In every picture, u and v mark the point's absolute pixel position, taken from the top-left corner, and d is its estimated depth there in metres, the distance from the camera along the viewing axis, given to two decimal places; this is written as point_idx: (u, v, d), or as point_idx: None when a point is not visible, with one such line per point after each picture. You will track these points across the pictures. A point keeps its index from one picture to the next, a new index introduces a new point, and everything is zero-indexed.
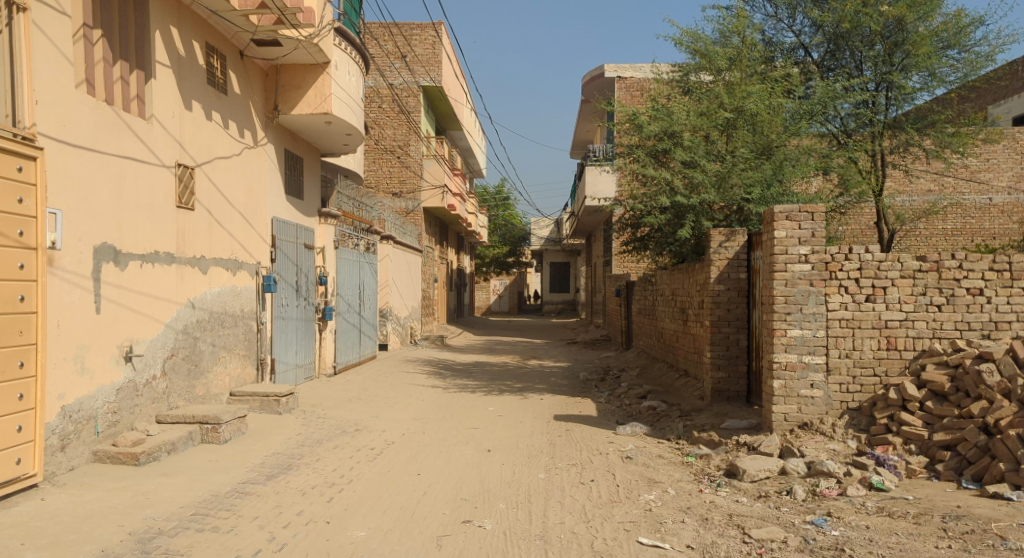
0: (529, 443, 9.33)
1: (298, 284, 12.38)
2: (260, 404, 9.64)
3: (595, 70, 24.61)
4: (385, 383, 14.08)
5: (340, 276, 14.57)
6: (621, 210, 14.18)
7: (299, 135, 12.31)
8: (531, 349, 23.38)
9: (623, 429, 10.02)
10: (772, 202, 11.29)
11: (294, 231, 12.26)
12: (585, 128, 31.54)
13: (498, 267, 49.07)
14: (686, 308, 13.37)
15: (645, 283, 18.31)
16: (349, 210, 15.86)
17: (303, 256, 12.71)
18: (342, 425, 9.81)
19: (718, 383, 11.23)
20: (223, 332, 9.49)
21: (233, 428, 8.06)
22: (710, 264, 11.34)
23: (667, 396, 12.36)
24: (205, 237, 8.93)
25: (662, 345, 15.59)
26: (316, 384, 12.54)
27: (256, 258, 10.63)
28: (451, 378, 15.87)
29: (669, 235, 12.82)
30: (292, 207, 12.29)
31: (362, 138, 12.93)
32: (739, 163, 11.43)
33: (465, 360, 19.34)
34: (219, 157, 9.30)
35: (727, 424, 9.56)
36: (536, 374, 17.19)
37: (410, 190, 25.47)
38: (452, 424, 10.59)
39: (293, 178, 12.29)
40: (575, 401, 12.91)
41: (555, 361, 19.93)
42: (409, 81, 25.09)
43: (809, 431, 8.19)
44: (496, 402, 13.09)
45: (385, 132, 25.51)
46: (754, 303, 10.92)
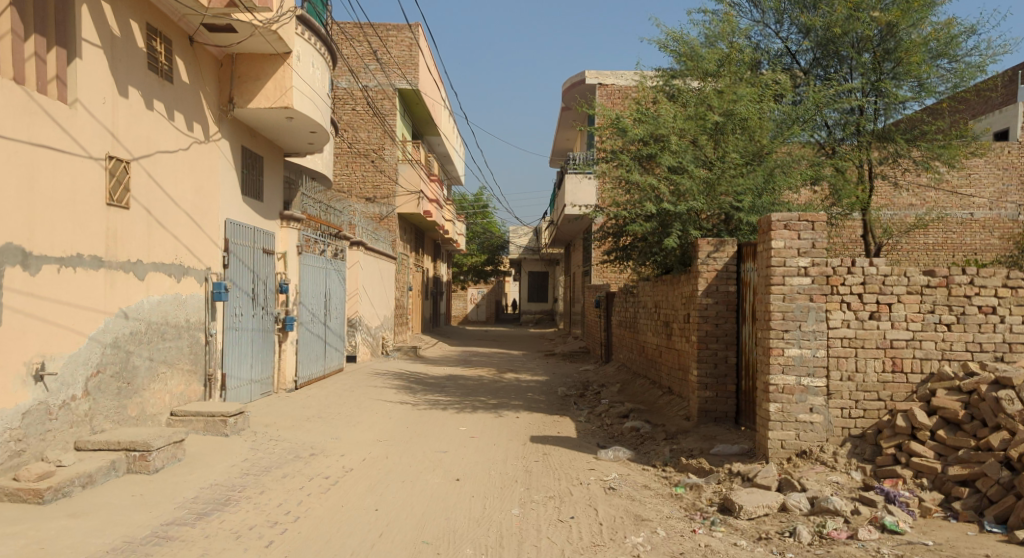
0: (501, 472, 8.49)
1: (254, 292, 11.46)
2: (205, 425, 8.74)
3: (577, 76, 23.91)
4: (350, 398, 13.18)
5: (303, 283, 13.66)
6: (602, 218, 13.41)
7: (258, 131, 11.42)
8: (508, 362, 22.56)
9: (605, 453, 9.20)
10: (764, 211, 10.58)
11: (251, 234, 11.36)
12: (564, 136, 30.86)
13: (476, 275, 49.15)
14: (671, 322, 12.62)
15: (625, 295, 17.57)
16: (314, 214, 14.84)
17: (261, 260, 11.80)
18: (296, 449, 8.92)
19: (705, 403, 10.47)
20: (162, 345, 8.59)
21: (166, 454, 7.20)
22: (697, 276, 10.61)
23: (650, 416, 11.58)
24: (143, 239, 8.05)
25: (644, 360, 14.86)
26: (273, 400, 11.61)
27: (205, 263, 9.72)
28: (422, 393, 15.00)
29: (653, 246, 12.07)
30: (249, 209, 11.37)
31: (327, 136, 12.07)
32: (729, 169, 10.61)
33: (439, 373, 18.46)
34: (162, 151, 8.42)
35: (717, 450, 8.77)
36: (512, 388, 16.35)
37: (384, 195, 24.57)
38: (419, 446, 9.73)
39: (251, 177, 11.40)
40: (553, 421, 12.07)
41: (532, 375, 19.12)
42: (384, 83, 24.26)
43: (809, 460, 7.41)
44: (467, 420, 12.23)
45: (358, 135, 24.63)
46: (744, 318, 10.19)
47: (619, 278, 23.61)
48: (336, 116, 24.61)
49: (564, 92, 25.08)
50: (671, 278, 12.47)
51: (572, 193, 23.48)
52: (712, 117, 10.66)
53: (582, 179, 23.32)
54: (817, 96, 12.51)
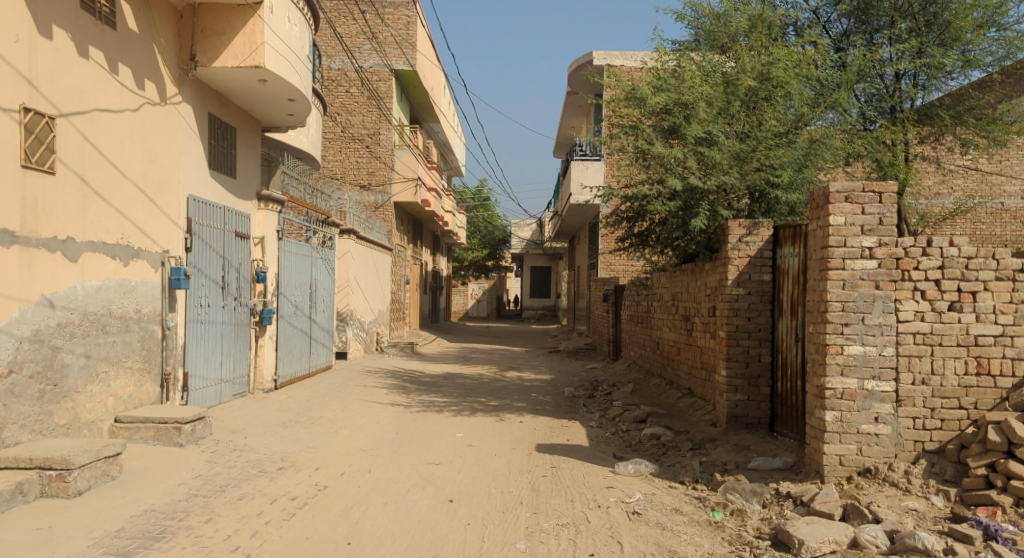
0: (503, 491, 7.17)
1: (225, 281, 10.16)
2: (155, 433, 7.45)
3: (583, 57, 22.57)
4: (335, 399, 11.89)
5: (283, 271, 12.32)
6: (616, 201, 12.09)
7: (229, 98, 10.10)
8: (510, 359, 21.30)
9: (624, 467, 7.91)
10: (803, 188, 9.24)
11: (221, 215, 10.06)
12: (570, 123, 29.60)
13: (478, 270, 48.49)
14: (695, 317, 11.33)
15: (637, 288, 16.26)
16: (299, 197, 13.43)
17: (233, 245, 10.51)
18: (263, 462, 7.62)
19: (736, 408, 9.16)
20: (103, 340, 7.30)
21: (94, 472, 5.93)
22: (726, 263, 9.30)
23: (671, 421, 10.28)
24: (76, 211, 6.77)
25: (659, 359, 13.60)
26: (245, 403, 10.31)
27: (162, 245, 8.43)
28: (416, 393, 13.71)
29: (674, 230, 10.75)
30: (218, 186, 10.04)
31: (308, 106, 10.74)
32: (766, 140, 9.26)
33: (435, 371, 17.18)
34: (100, 108, 7.14)
35: (754, 465, 7.47)
36: (515, 388, 15.04)
37: (380, 182, 23.17)
38: (408, 457, 8.42)
39: (221, 150, 10.09)
40: (561, 426, 10.77)
41: (536, 373, 17.81)
42: (381, 63, 22.90)
43: (875, 480, 6.10)
44: (465, 425, 10.94)
45: (353, 119, 23.30)
46: (783, 311, 8.88)
47: (628, 270, 22.28)
48: (329, 98, 23.25)
49: (570, 75, 23.76)
50: (695, 265, 11.16)
51: (577, 180, 22.20)
52: (745, 81, 9.30)
53: (587, 164, 22.14)
54: (860, 62, 11.18)
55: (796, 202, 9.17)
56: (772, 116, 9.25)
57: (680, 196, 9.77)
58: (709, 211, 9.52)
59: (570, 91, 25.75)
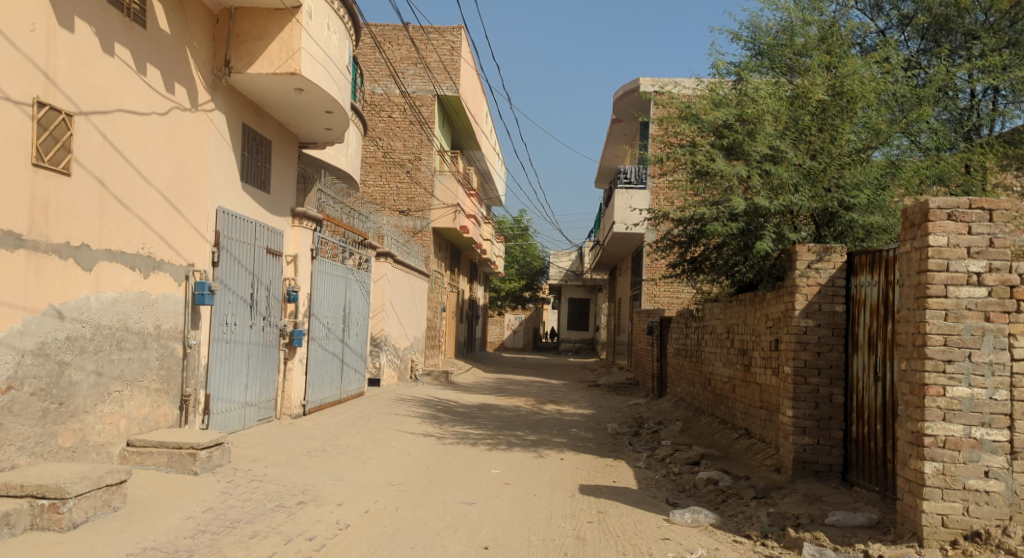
0: (545, 539, 6.40)
1: (254, 299, 9.60)
2: (168, 460, 6.85)
3: (630, 84, 21.97)
4: (366, 428, 11.24)
5: (317, 291, 11.77)
6: (669, 224, 11.40)
7: (266, 110, 9.64)
8: (547, 391, 20.49)
9: (680, 515, 7.09)
10: (878, 209, 8.42)
11: (253, 230, 9.53)
12: (614, 152, 29.01)
13: (515, 300, 47.85)
14: (754, 352, 10.55)
15: (685, 321, 15.44)
16: (335, 217, 12.93)
17: (267, 263, 10.05)
18: (282, 495, 6.97)
19: (804, 453, 8.44)
20: (117, 356, 6.74)
21: (94, 503, 5.35)
22: (794, 292, 8.57)
23: (728, 464, 9.45)
24: (94, 217, 6.26)
25: (712, 397, 12.87)
26: (271, 429, 9.69)
27: (188, 258, 7.89)
28: (451, 424, 13.01)
29: (733, 256, 10.00)
30: (253, 200, 9.55)
31: (346, 120, 10.21)
32: (840, 157, 8.48)
33: (471, 402, 16.46)
34: (126, 109, 6.66)
35: (831, 520, 6.62)
36: (554, 422, 14.22)
37: (419, 208, 22.71)
38: (440, 494, 7.70)
39: (256, 164, 9.57)
40: (606, 465, 9.95)
41: (576, 407, 17.01)
42: (424, 88, 22.59)
43: (987, 547, 5.22)
44: (503, 461, 10.19)
45: (394, 144, 22.88)
46: (859, 347, 8.17)
47: (673, 302, 21.41)
48: (371, 122, 22.94)
49: (615, 102, 23.19)
50: (756, 296, 10.42)
51: (621, 210, 21.52)
52: (816, 94, 8.56)
53: (630, 192, 21.44)
54: (938, 82, 10.37)
55: (872, 226, 8.36)
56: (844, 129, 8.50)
57: (742, 219, 8.95)
58: (775, 234, 8.72)
59: (615, 119, 25.19)
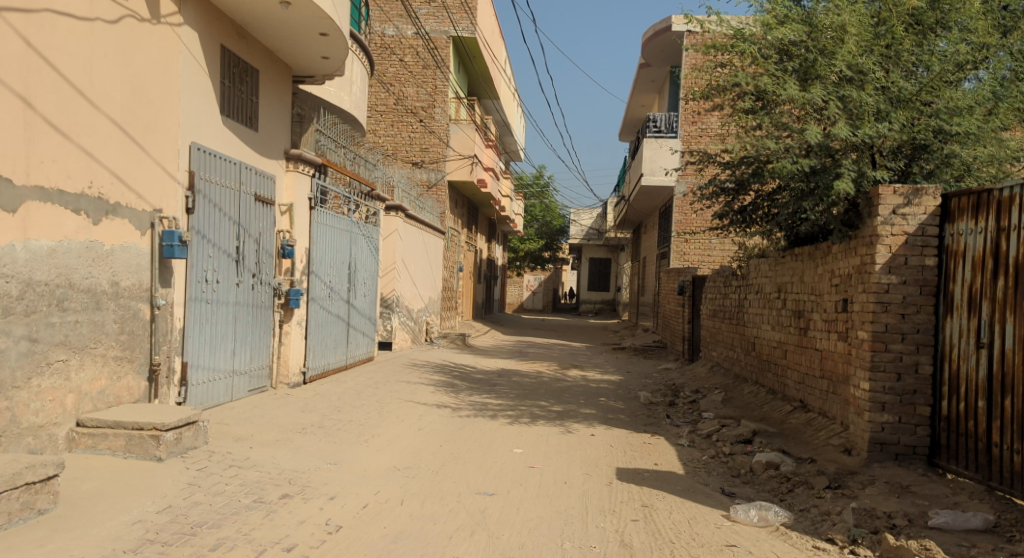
0: (581, 545, 5.15)
1: (240, 254, 8.19)
2: (125, 444, 5.65)
3: (661, 23, 20.32)
4: (372, 398, 10.00)
5: (319, 246, 10.48)
6: (717, 168, 10.17)
7: (248, 32, 8.21)
8: (570, 355, 19.29)
9: (743, 511, 5.86)
10: (981, 135, 7.22)
11: (237, 172, 8.07)
12: (640, 101, 27.42)
13: (534, 261, 46.58)
14: (815, 313, 9.29)
15: (724, 280, 14.08)
16: (339, 163, 11.63)
17: (266, 214, 8.86)
18: (262, 485, 5.74)
19: (882, 432, 7.24)
20: (59, 320, 5.51)
21: (8, 507, 4.20)
22: (875, 243, 7.36)
23: (786, 443, 8.22)
24: (15, 144, 5.01)
25: (757, 362, 11.62)
26: (264, 401, 8.47)
27: (154, 202, 6.58)
28: (467, 393, 11.80)
29: (795, 203, 8.68)
30: (240, 139, 8.19)
31: (344, 46, 8.82)
32: (941, 73, 7.26)
33: (489, 367, 15.27)
34: (59, 11, 5.38)
35: (936, 523, 5.32)
36: (580, 390, 13.00)
37: (434, 160, 21.29)
38: (454, 482, 6.49)
39: (239, 97, 8.16)
40: (645, 444, 8.68)
41: (602, 372, 15.78)
42: (439, 30, 21.05)
43: None
44: (526, 437, 8.95)
45: (405, 91, 21.41)
46: (955, 307, 6.99)
47: (704, 261, 20.01)
48: (381, 68, 21.47)
49: (645, 45, 21.54)
50: (819, 249, 9.17)
51: (651, 160, 20.00)
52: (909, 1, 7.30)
53: (661, 142, 19.89)
54: None
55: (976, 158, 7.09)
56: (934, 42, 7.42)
57: (814, 155, 7.68)
58: (856, 172, 7.51)
59: (643, 64, 23.55)
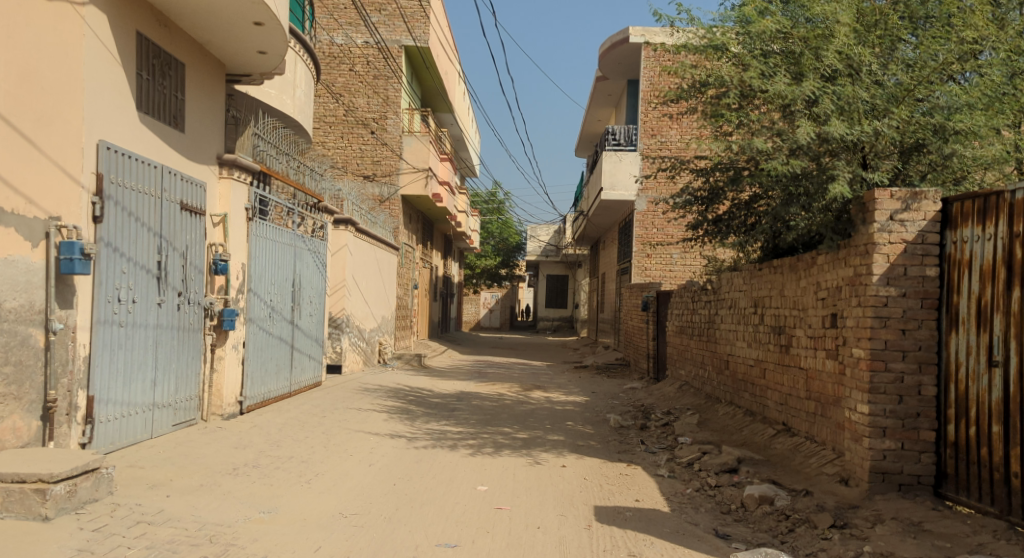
0: None
1: (164, 270, 7.15)
2: (4, 501, 4.62)
3: (618, 34, 19.77)
4: (318, 428, 9.00)
5: (259, 261, 9.47)
6: (690, 174, 9.51)
7: (172, 22, 7.24)
8: (530, 375, 18.45)
9: None
10: (980, 135, 6.67)
11: (158, 176, 7.04)
12: (597, 114, 26.90)
13: (491, 278, 45.94)
14: (798, 329, 8.64)
15: (692, 295, 13.42)
16: (283, 173, 10.66)
17: (196, 225, 7.87)
18: (178, 547, 4.74)
19: (884, 461, 6.57)
20: None
21: None
22: (872, 252, 6.73)
23: (775, 472, 7.50)
24: None
25: (732, 382, 10.94)
26: (194, 436, 7.45)
27: (51, 209, 5.57)
28: (424, 420, 10.86)
29: (778, 210, 8.01)
30: (163, 139, 7.19)
31: (283, 39, 7.90)
32: (936, 66, 6.72)
33: (446, 390, 14.34)
34: None
35: None
36: (545, 414, 12.15)
37: (386, 173, 20.34)
38: (410, 532, 5.57)
39: (161, 92, 7.16)
40: (621, 476, 7.86)
41: (565, 393, 14.97)
42: (391, 38, 20.18)
43: None
44: (489, 471, 8.06)
45: (356, 101, 20.47)
46: (961, 321, 6.36)
47: (666, 276, 19.40)
48: (330, 77, 20.51)
49: (602, 57, 20.96)
50: (802, 261, 8.55)
51: (610, 174, 19.38)
52: None
53: (620, 156, 19.27)
54: None
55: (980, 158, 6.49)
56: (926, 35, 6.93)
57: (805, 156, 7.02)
58: (851, 173, 6.91)
59: (600, 76, 23.00)
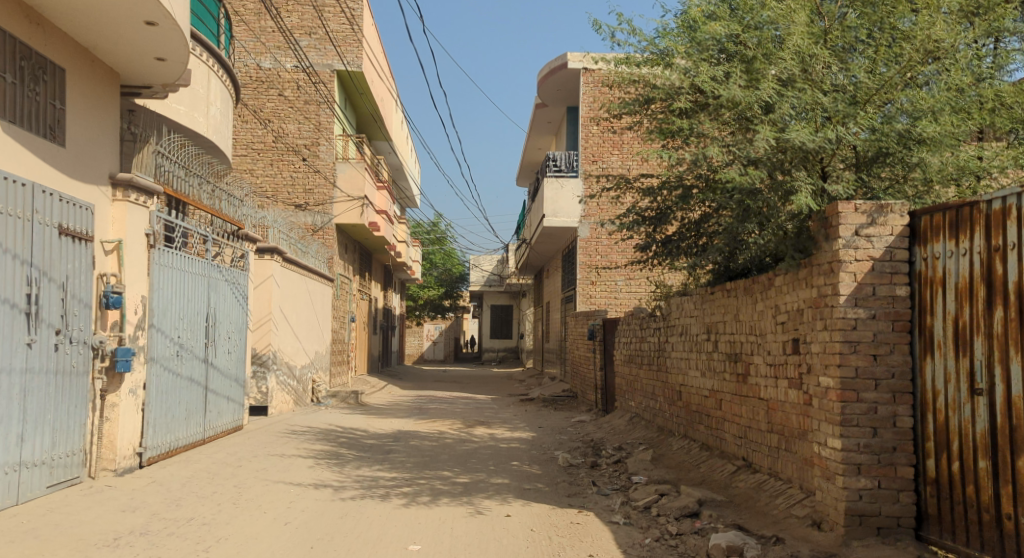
0: None
1: (35, 305, 6.14)
2: None
3: (557, 59, 19.34)
4: (230, 481, 7.96)
5: (164, 294, 8.46)
6: (637, 194, 8.91)
7: (48, 21, 6.34)
8: (473, 410, 17.54)
9: None
10: (944, 144, 6.22)
11: (29, 197, 6.05)
12: (538, 142, 26.44)
13: (434, 310, 45.21)
14: (756, 357, 8.03)
15: (640, 322, 12.80)
16: (202, 201, 9.73)
17: (81, 253, 6.89)
18: None
19: (860, 502, 5.95)
20: None
21: None
22: (837, 272, 6.15)
23: (741, 516, 6.81)
24: None
25: (686, 414, 10.28)
26: (74, 498, 6.38)
27: None
28: (354, 465, 9.88)
29: (732, 229, 7.41)
30: (37, 153, 6.25)
31: (183, 43, 7.08)
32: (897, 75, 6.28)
33: (382, 430, 13.34)
34: None
35: None
36: (488, 453, 11.27)
37: (319, 202, 19.34)
38: None
39: (34, 99, 6.22)
40: (572, 526, 7.05)
41: (510, 429, 14.10)
42: (322, 62, 19.31)
43: None
44: (423, 523, 7.14)
45: (286, 127, 19.52)
46: (937, 344, 5.79)
47: (612, 304, 18.80)
48: (258, 102, 19.54)
49: (541, 83, 20.49)
50: (759, 282, 7.97)
51: (552, 201, 18.78)
52: None
53: (562, 183, 18.71)
54: None
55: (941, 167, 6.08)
56: (879, 39, 6.51)
57: (764, 166, 6.43)
58: (812, 185, 6.38)
59: (539, 103, 22.54)
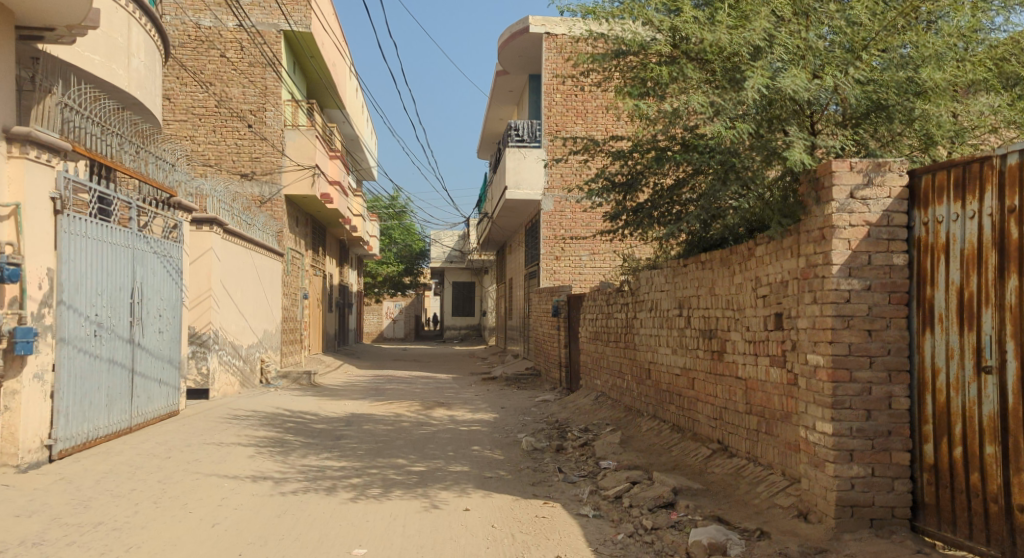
0: None
1: None
2: None
3: (518, 23, 18.50)
4: (154, 476, 7.17)
5: (77, 267, 7.55)
6: (605, 157, 8.25)
7: None
8: (432, 390, 16.81)
9: None
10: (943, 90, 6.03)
11: None
12: (499, 112, 25.58)
13: (394, 287, 44.17)
14: (733, 333, 7.44)
15: (607, 297, 12.18)
16: (128, 165, 8.85)
17: None
18: None
19: (854, 492, 5.37)
20: None
21: None
22: (828, 239, 5.55)
23: (721, 507, 6.22)
24: None
25: (655, 394, 9.71)
26: None
27: None
28: (300, 453, 9.11)
29: (708, 193, 6.80)
30: None
31: None
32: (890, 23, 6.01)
33: (335, 414, 12.55)
34: None
35: None
36: (447, 437, 10.59)
37: (266, 171, 18.33)
38: None
39: None
40: (538, 520, 6.39)
41: (470, 410, 13.43)
42: (267, 22, 18.19)
43: None
44: (369, 518, 6.44)
45: (230, 91, 18.41)
46: (938, 317, 5.20)
47: (575, 279, 18.16)
48: (199, 64, 18.37)
49: (501, 49, 19.63)
50: (737, 253, 7.36)
51: (512, 172, 18.02)
52: None
53: (524, 153, 17.96)
54: None
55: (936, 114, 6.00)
56: None
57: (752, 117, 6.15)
58: (804, 140, 6.05)
59: (499, 70, 21.68)
